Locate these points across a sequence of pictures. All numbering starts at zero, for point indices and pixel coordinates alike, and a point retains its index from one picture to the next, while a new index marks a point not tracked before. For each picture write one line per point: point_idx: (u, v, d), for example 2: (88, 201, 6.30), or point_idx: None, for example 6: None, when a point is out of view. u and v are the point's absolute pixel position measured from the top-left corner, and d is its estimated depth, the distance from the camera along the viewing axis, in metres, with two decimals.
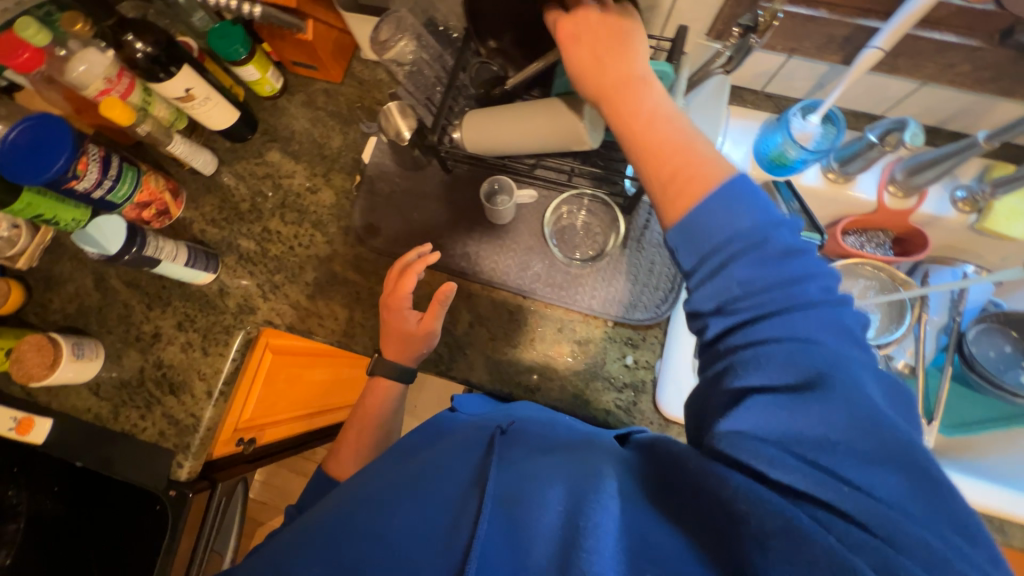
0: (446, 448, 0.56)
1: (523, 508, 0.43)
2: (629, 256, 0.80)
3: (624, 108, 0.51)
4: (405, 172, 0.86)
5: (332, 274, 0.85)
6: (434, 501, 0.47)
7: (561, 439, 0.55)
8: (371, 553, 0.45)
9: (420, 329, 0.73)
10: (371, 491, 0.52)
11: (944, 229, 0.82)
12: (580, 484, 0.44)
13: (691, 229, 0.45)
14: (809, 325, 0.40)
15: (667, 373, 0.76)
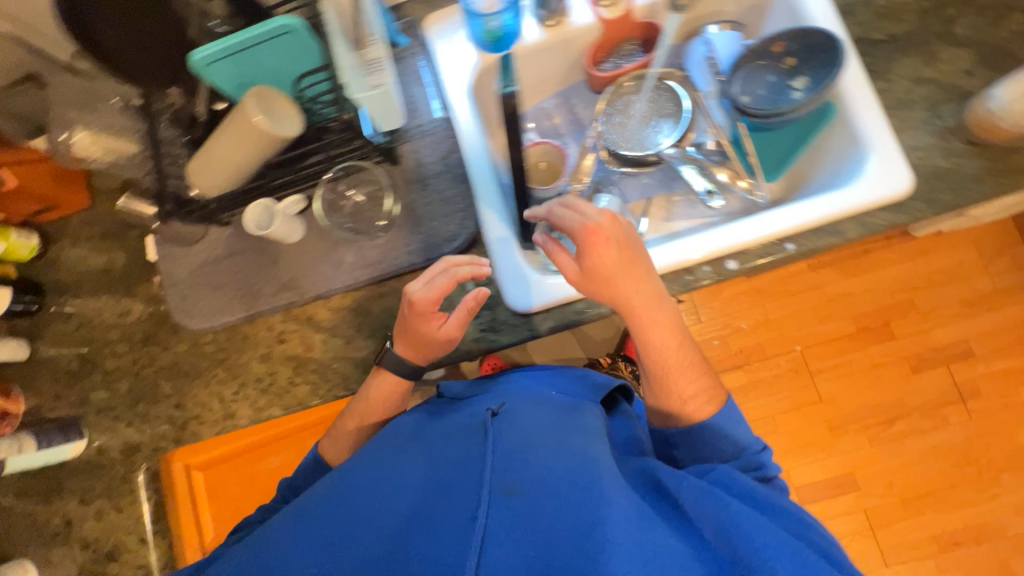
0: (450, 438, 0.65)
1: (545, 480, 0.55)
2: (420, 200, 0.81)
3: (642, 302, 0.69)
4: (192, 248, 0.85)
5: (186, 374, 0.84)
6: (449, 496, 0.55)
7: (553, 413, 0.69)
8: (411, 553, 0.50)
9: (443, 333, 0.71)
10: (356, 496, 0.59)
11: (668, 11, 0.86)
12: (576, 462, 0.57)
13: (694, 436, 0.74)
14: (723, 446, 0.73)
15: (504, 275, 0.77)
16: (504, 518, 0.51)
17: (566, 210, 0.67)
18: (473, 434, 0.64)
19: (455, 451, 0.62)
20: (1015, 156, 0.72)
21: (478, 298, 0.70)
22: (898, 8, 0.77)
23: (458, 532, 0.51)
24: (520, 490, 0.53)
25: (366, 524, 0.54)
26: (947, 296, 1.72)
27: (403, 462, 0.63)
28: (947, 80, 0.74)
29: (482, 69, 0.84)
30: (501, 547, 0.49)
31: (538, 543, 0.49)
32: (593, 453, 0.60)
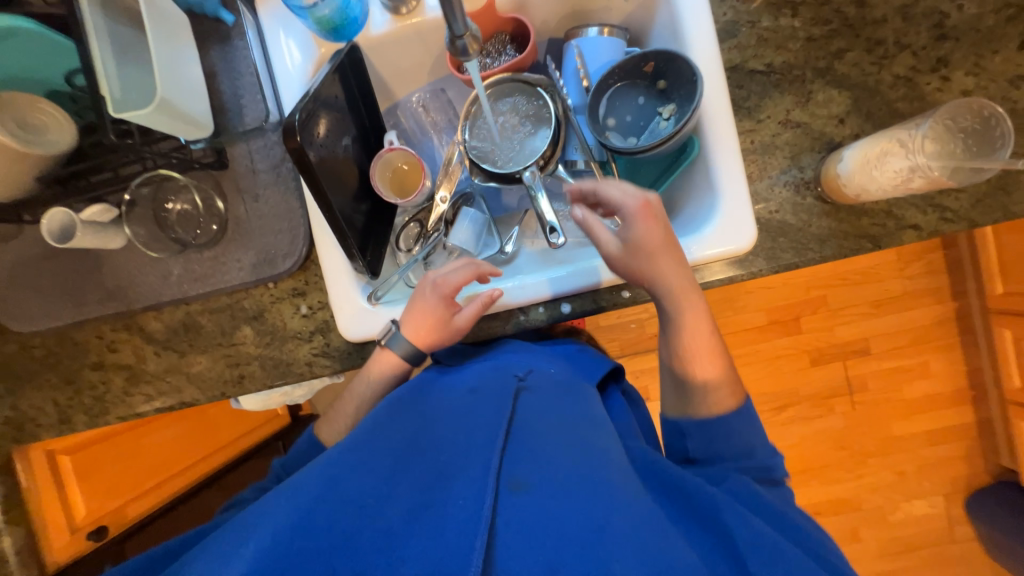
0: (452, 418, 0.60)
1: (570, 454, 0.54)
2: (250, 212, 0.75)
3: (668, 276, 0.65)
4: (6, 247, 0.77)
5: (20, 375, 0.82)
6: (445, 480, 0.51)
7: (571, 394, 0.66)
8: (456, 492, 0.49)
9: (459, 320, 0.71)
10: (387, 456, 0.54)
11: (540, 5, 0.74)
12: (597, 457, 0.54)
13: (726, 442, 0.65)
14: (728, 444, 0.66)
15: (338, 303, 0.74)
16: (511, 515, 0.47)
17: (609, 186, 0.66)
18: (489, 405, 0.61)
19: (458, 430, 0.58)
20: (862, 218, 0.69)
21: (493, 294, 0.70)
22: (785, 31, 0.68)
23: (462, 518, 0.46)
24: (529, 486, 0.50)
25: (369, 501, 0.48)
26: (858, 295, 1.75)
27: (404, 433, 0.57)
28: (815, 127, 0.69)
29: (319, 60, 0.73)
30: (511, 541, 0.45)
31: (548, 544, 0.45)
32: (611, 454, 0.56)
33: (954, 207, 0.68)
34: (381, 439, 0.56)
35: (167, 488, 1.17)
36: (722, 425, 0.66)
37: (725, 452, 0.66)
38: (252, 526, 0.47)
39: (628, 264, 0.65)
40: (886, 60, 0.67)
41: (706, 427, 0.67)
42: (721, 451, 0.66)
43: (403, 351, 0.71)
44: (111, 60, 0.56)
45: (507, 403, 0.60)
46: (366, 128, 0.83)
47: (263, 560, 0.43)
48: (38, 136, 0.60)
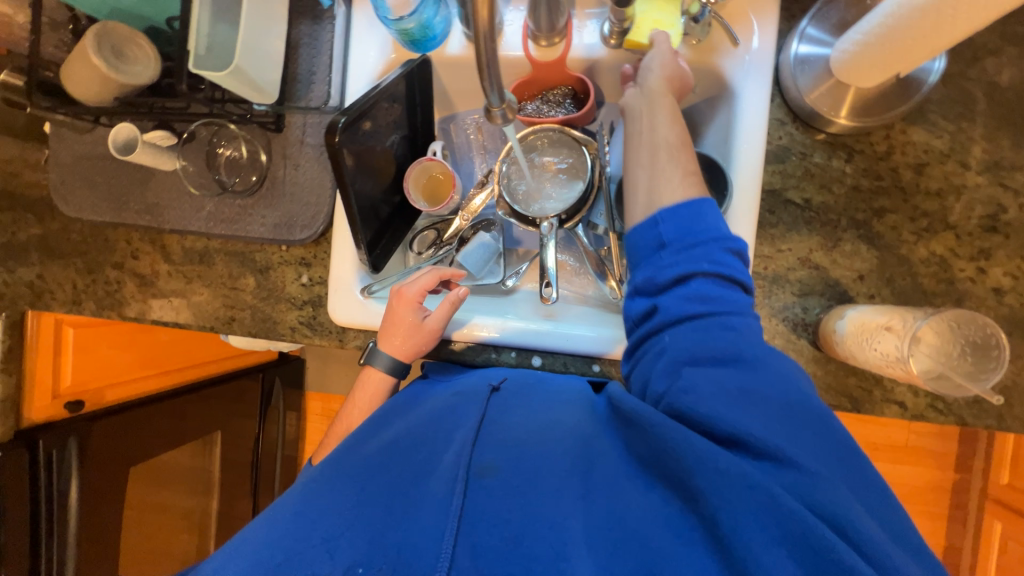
0: (430, 415, 0.61)
1: (534, 452, 0.52)
2: (288, 177, 0.80)
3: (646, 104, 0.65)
4: (78, 138, 0.86)
5: (55, 250, 0.91)
6: (417, 474, 0.52)
7: (557, 397, 0.63)
8: (425, 486, 0.50)
9: (428, 321, 0.73)
10: (363, 460, 0.55)
11: (609, 73, 0.76)
12: (569, 446, 0.52)
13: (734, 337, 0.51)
14: (701, 220, 0.54)
15: (334, 285, 0.79)
16: (478, 500, 0.48)
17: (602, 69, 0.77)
18: (466, 407, 0.60)
19: (432, 430, 0.58)
20: (849, 377, 0.67)
21: (458, 294, 0.73)
22: (833, 173, 0.68)
23: (435, 507, 0.47)
24: (496, 471, 0.50)
25: (339, 512, 0.48)
26: (858, 432, 1.64)
27: (384, 434, 0.59)
28: (832, 274, 0.68)
29: (392, 61, 0.78)
30: (476, 526, 0.46)
31: (512, 528, 0.46)
32: (577, 436, 0.54)
33: (947, 398, 0.65)
34: (363, 446, 0.57)
35: (151, 383, 1.28)
36: (694, 203, 0.55)
37: (700, 236, 0.54)
38: (231, 554, 0.47)
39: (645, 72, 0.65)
40: (927, 233, 0.66)
41: (677, 208, 0.55)
42: (698, 236, 0.54)
43: (386, 365, 0.74)
44: (206, 21, 0.63)
45: (481, 402, 0.60)
46: (417, 131, 0.88)
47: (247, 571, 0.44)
48: (126, 65, 0.69)
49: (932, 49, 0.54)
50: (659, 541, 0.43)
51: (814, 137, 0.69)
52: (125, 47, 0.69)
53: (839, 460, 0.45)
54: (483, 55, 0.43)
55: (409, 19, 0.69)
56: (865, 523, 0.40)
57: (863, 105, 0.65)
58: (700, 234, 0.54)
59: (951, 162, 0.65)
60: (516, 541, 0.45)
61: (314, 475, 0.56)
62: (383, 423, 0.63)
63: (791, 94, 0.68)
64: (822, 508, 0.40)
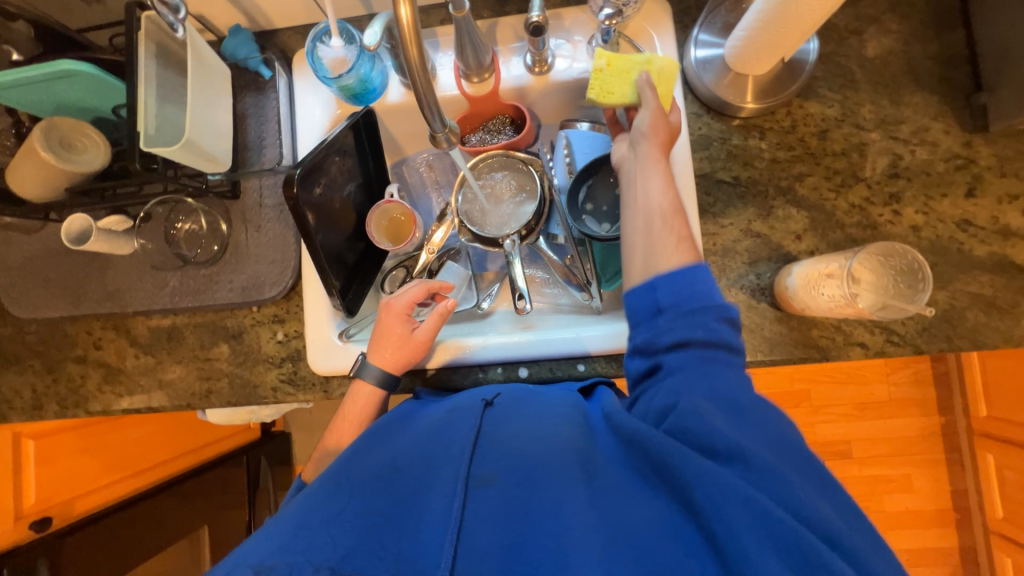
0: (424, 432, 0.60)
1: (532, 467, 0.53)
2: (250, 239, 0.82)
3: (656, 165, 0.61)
4: (27, 238, 0.84)
5: (9, 357, 0.87)
6: (416, 494, 0.53)
7: (549, 404, 0.63)
8: (425, 509, 0.51)
9: (419, 331, 0.74)
10: (362, 474, 0.54)
11: (540, 97, 0.83)
12: (564, 453, 0.54)
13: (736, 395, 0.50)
14: (694, 288, 0.53)
15: (311, 335, 0.79)
16: (480, 514, 0.49)
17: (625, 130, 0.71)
18: (462, 424, 0.60)
19: (432, 446, 0.58)
20: (812, 328, 0.72)
21: (447, 304, 0.75)
22: (752, 151, 0.76)
23: (434, 531, 0.49)
24: (496, 484, 0.51)
25: (338, 528, 0.48)
26: (843, 394, 1.70)
27: (383, 450, 0.58)
28: (773, 239, 0.74)
29: (337, 117, 0.83)
30: (477, 538, 0.47)
31: (508, 540, 0.47)
32: (572, 442, 0.55)
33: (900, 331, 0.71)
34: (361, 458, 0.57)
35: (130, 484, 1.20)
36: (687, 269, 0.54)
37: (694, 300, 0.53)
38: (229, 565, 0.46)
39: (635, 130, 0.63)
40: (843, 188, 0.74)
41: (671, 275, 0.54)
42: (693, 306, 0.52)
43: (376, 377, 0.73)
44: (154, 103, 0.66)
45: (477, 417, 0.60)
46: (372, 178, 0.92)
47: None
48: (76, 155, 0.71)
49: (801, 33, 0.63)
50: (646, 534, 0.45)
51: (729, 123, 0.77)
52: (72, 143, 0.71)
53: (824, 491, 0.46)
54: (422, 99, 0.49)
55: (348, 76, 0.74)
56: (842, 531, 0.43)
57: (761, 89, 0.74)
58: (698, 305, 0.53)
59: (847, 125, 0.75)
60: (514, 550, 0.46)
61: (305, 492, 0.55)
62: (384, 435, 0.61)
63: (700, 90, 0.77)
64: (808, 518, 0.42)
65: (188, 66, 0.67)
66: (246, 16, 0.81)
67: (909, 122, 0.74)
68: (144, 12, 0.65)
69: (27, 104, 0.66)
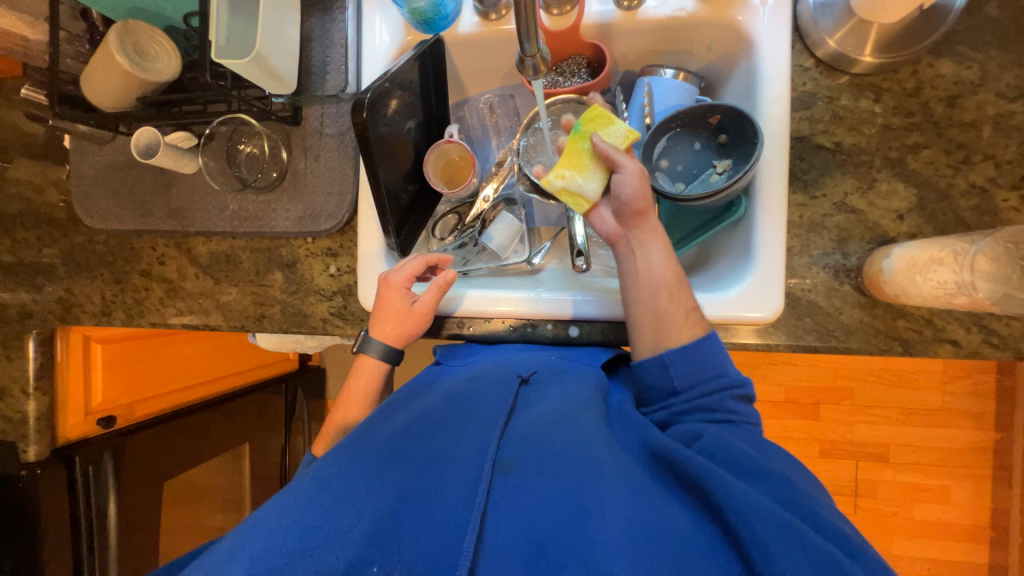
0: (445, 405, 0.61)
1: (560, 451, 0.52)
2: (309, 168, 0.80)
3: (664, 264, 0.65)
4: (99, 149, 0.86)
5: (81, 264, 0.91)
6: (432, 474, 0.52)
7: (578, 388, 0.63)
8: (447, 484, 0.51)
9: (415, 305, 0.73)
10: (378, 446, 0.55)
11: (623, 37, 0.76)
12: (592, 441, 0.54)
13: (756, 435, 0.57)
14: (707, 364, 0.61)
15: (363, 272, 0.79)
16: (505, 496, 0.49)
17: (651, 251, 0.66)
18: (491, 399, 0.61)
19: (451, 419, 0.59)
20: (898, 320, 0.66)
21: (446, 276, 0.73)
22: (862, 114, 0.67)
23: (454, 505, 0.49)
24: (519, 467, 0.51)
25: (358, 501, 0.48)
26: (891, 397, 1.61)
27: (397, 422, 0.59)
28: (871, 216, 0.67)
29: (405, 44, 0.78)
30: (501, 523, 0.47)
31: (536, 530, 0.47)
32: (595, 432, 0.55)
33: (1002, 332, 0.64)
34: (374, 433, 0.57)
35: (184, 396, 1.28)
36: (702, 344, 0.61)
37: (708, 381, 0.60)
38: (244, 536, 0.46)
39: (631, 201, 0.65)
40: (964, 165, 0.64)
41: (682, 352, 0.61)
42: (708, 384, 0.60)
43: (379, 352, 0.74)
44: (225, 13, 0.63)
45: (511, 396, 0.61)
46: (432, 116, 0.88)
47: (257, 563, 0.43)
48: (149, 62, 0.70)
49: None
50: (679, 541, 0.45)
51: (840, 80, 0.68)
52: (146, 48, 0.70)
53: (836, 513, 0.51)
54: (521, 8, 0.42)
55: None
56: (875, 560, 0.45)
57: (889, 41, 0.64)
58: (709, 379, 0.61)
59: (984, 91, 0.64)
60: (541, 543, 0.46)
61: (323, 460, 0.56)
62: (399, 408, 0.63)
63: (813, 38, 0.67)
64: (840, 543, 0.45)
65: None
66: None
67: None
68: None
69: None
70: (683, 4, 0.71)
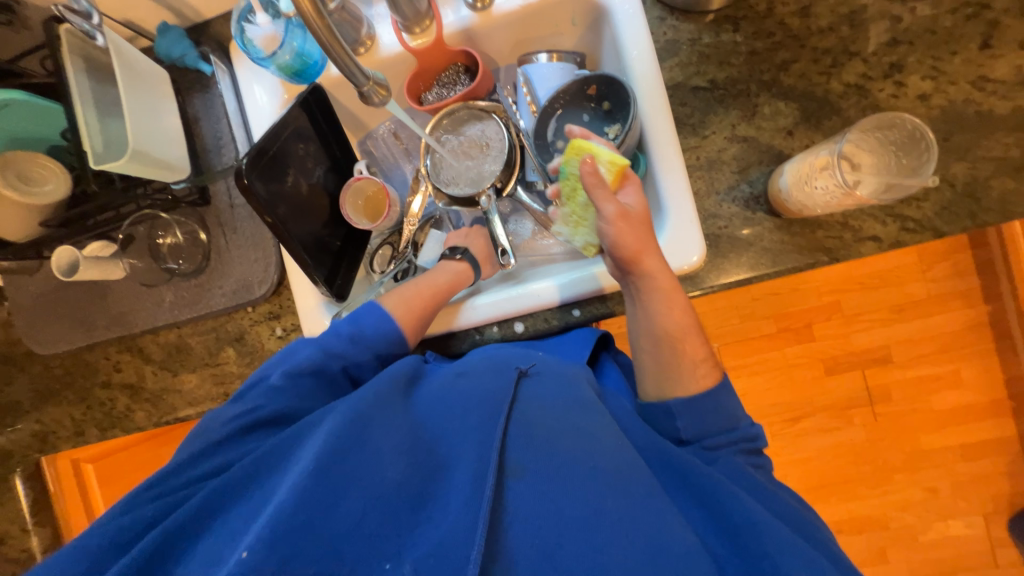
0: (440, 411, 0.60)
1: (573, 458, 0.53)
2: (230, 241, 0.81)
3: (666, 312, 0.64)
4: (29, 279, 0.87)
5: (43, 392, 0.92)
6: (430, 483, 0.52)
7: (579, 385, 0.63)
8: (450, 496, 0.51)
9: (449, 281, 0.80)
10: (387, 440, 0.53)
11: (488, 35, 0.78)
12: (608, 452, 0.54)
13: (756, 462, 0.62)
14: (720, 417, 0.62)
15: (308, 325, 0.80)
16: (518, 502, 0.50)
17: (649, 297, 0.64)
18: (493, 395, 0.59)
19: (446, 424, 0.58)
20: (816, 231, 0.67)
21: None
22: (726, 47, 0.69)
23: (463, 511, 0.49)
24: (527, 474, 0.52)
25: (363, 490, 0.48)
26: (878, 299, 1.59)
27: (403, 417, 0.57)
28: (763, 140, 0.68)
29: (286, 99, 0.80)
30: (515, 527, 0.49)
31: (546, 533, 0.48)
32: (611, 440, 0.56)
33: (916, 216, 0.64)
34: (383, 419, 0.55)
35: None
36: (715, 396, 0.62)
37: (722, 434, 0.62)
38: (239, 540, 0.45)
39: (619, 248, 0.62)
40: (834, 68, 0.66)
41: (695, 404, 0.62)
42: (718, 436, 0.62)
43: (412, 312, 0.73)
44: (94, 118, 0.65)
45: (513, 391, 0.59)
46: (339, 158, 0.89)
47: (262, 542, 0.43)
48: (36, 186, 0.72)
49: None
50: (688, 553, 0.48)
51: (700, 21, 0.70)
52: (34, 173, 0.72)
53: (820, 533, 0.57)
54: (331, 52, 0.48)
55: (282, 52, 0.72)
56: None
57: None
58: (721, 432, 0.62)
59: None
60: (553, 550, 0.47)
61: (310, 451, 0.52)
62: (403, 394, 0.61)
63: None
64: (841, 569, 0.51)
65: (116, 72, 0.66)
66: (172, 12, 0.78)
67: None
68: (61, 26, 0.64)
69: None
70: None
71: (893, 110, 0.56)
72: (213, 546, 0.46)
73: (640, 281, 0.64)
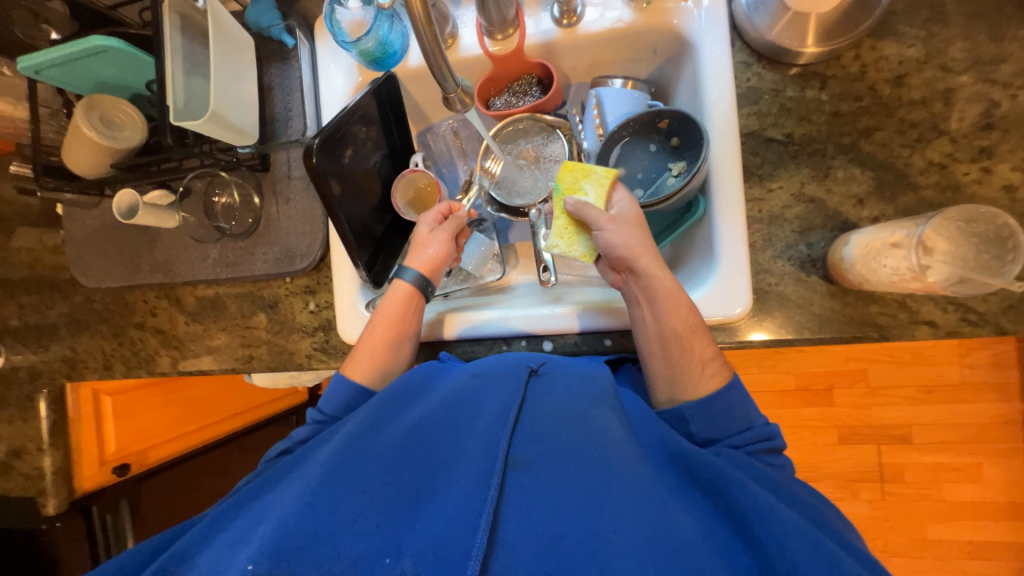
0: (453, 400, 0.61)
1: (575, 449, 0.53)
2: (281, 210, 0.83)
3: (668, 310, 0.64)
4: (88, 213, 0.90)
5: (80, 322, 0.96)
6: (439, 469, 0.54)
7: (590, 385, 0.63)
8: (454, 483, 0.51)
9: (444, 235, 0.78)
10: (386, 443, 0.54)
11: (567, 52, 0.78)
12: (610, 442, 0.54)
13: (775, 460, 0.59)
14: (737, 416, 0.60)
15: (340, 305, 0.81)
16: (518, 494, 0.50)
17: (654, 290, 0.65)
18: (502, 386, 0.62)
19: (458, 414, 0.59)
20: (870, 305, 0.65)
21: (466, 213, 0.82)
22: (809, 103, 0.67)
23: (464, 503, 0.49)
24: (531, 466, 0.51)
25: (365, 493, 0.49)
26: (906, 376, 1.53)
27: (405, 417, 0.59)
28: (831, 204, 0.66)
29: (361, 84, 0.81)
30: (513, 516, 0.48)
31: (545, 526, 0.47)
32: (609, 432, 0.55)
33: (979, 308, 0.62)
34: (382, 427, 0.57)
35: (195, 437, 1.33)
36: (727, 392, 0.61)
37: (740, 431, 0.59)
38: (261, 518, 0.49)
39: (614, 247, 0.67)
40: (920, 143, 0.64)
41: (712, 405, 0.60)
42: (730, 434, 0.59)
43: (412, 280, 0.76)
44: (181, 76, 0.67)
45: (521, 387, 0.60)
46: (397, 148, 0.90)
47: (266, 546, 0.44)
48: (115, 131, 0.76)
49: None
50: (689, 541, 0.45)
51: (786, 73, 0.68)
52: (115, 118, 0.75)
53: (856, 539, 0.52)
54: (432, 59, 0.51)
55: (367, 39, 0.73)
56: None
57: (827, 29, 0.64)
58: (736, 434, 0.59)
59: (931, 68, 0.64)
60: (552, 544, 0.46)
61: (329, 445, 0.56)
62: (405, 400, 0.62)
63: (752, 36, 0.68)
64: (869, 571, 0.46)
65: (210, 34, 0.68)
66: None
67: (1011, 61, 0.63)
68: None
69: (76, 82, 0.72)
70: (620, 15, 0.73)
71: (990, 206, 0.54)
72: (239, 530, 0.49)
73: (639, 280, 0.66)
